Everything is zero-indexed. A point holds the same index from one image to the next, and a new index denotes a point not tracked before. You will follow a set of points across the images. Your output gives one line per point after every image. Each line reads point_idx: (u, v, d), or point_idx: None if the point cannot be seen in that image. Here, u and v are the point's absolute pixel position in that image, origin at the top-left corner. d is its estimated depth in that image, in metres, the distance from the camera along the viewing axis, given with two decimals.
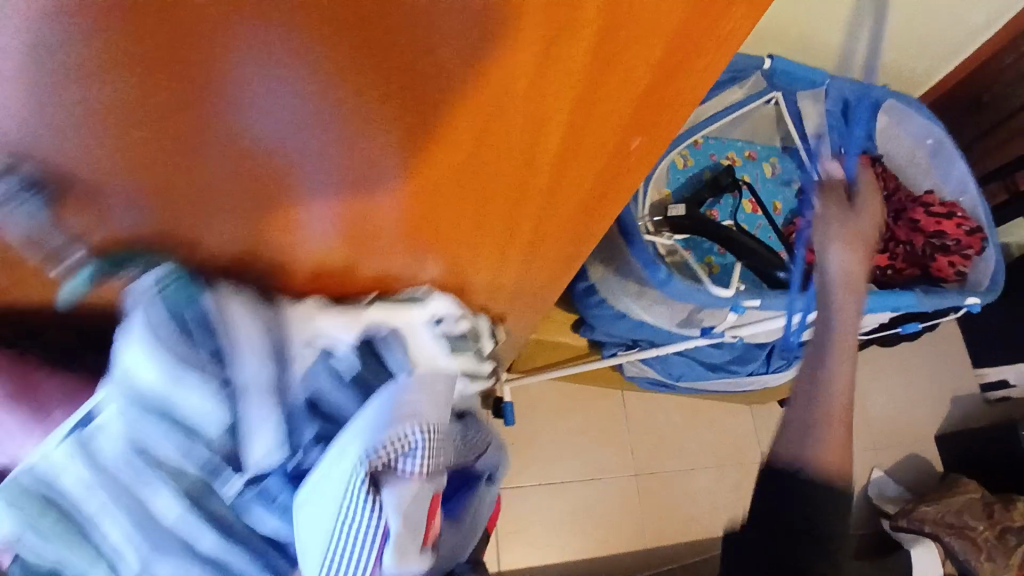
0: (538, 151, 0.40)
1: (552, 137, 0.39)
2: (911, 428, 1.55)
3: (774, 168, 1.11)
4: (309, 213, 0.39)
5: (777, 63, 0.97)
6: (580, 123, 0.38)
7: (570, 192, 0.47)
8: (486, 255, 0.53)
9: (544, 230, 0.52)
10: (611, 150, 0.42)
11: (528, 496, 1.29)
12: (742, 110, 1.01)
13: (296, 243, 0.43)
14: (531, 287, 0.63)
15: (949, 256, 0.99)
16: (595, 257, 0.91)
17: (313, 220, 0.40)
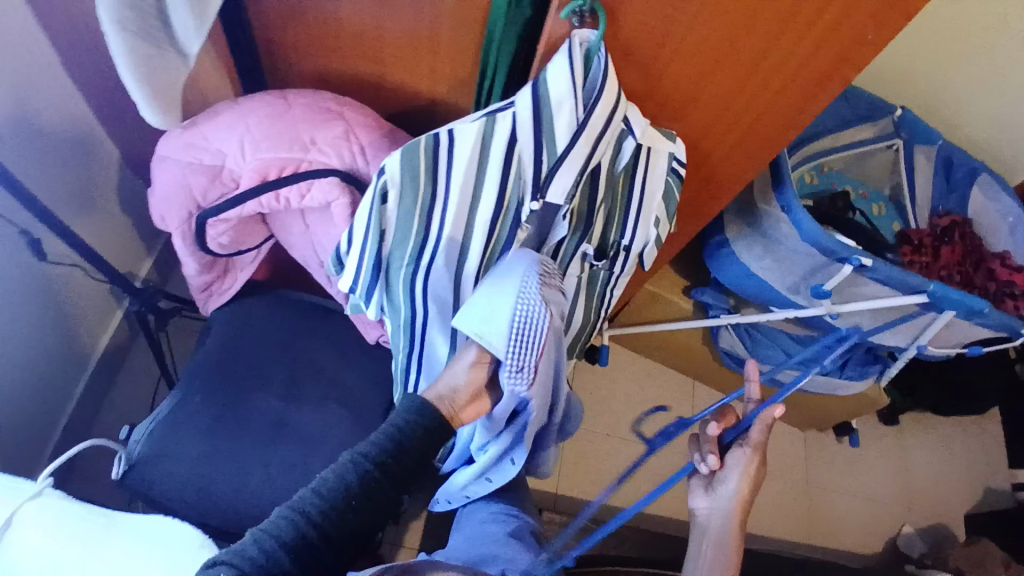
0: (803, 13, 0.63)
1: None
2: (945, 502, 1.56)
3: (879, 211, 1.29)
4: (659, 5, 0.63)
5: (907, 115, 1.23)
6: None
7: (805, 63, 0.69)
8: (727, 106, 0.76)
9: (769, 97, 0.74)
10: (843, 28, 0.65)
11: (595, 437, 1.46)
12: (867, 145, 1.25)
13: (638, 34, 0.67)
14: (733, 159, 0.85)
15: (1015, 300, 1.17)
16: (734, 216, 1.16)
17: (657, 16, 0.64)
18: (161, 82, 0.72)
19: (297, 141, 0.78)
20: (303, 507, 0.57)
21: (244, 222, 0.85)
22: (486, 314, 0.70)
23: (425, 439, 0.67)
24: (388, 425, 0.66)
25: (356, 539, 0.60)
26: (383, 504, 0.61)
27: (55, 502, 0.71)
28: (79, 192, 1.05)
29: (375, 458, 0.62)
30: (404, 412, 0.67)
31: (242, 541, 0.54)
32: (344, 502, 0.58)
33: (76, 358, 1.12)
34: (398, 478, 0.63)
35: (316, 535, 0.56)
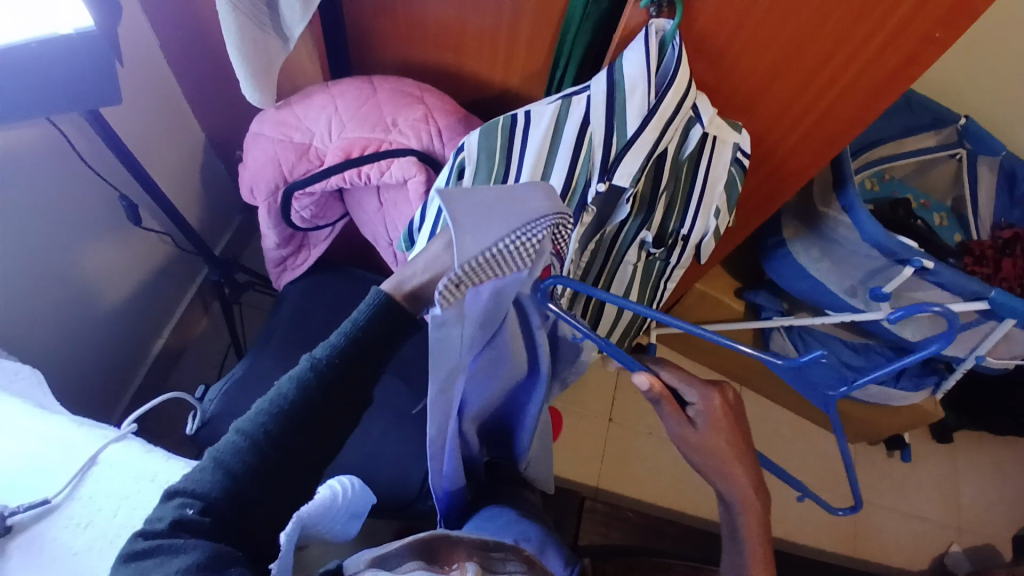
0: (872, 19, 0.66)
1: (886, 7, 0.65)
2: (997, 525, 1.52)
3: (942, 221, 1.27)
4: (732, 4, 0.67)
5: (972, 124, 1.21)
6: (908, 6, 0.64)
7: (872, 69, 0.72)
8: (791, 105, 0.79)
9: (833, 101, 0.77)
10: (912, 40, 0.67)
11: (636, 435, 1.48)
12: (930, 153, 1.24)
13: (709, 30, 0.71)
14: (794, 157, 0.87)
15: None
16: (793, 217, 1.18)
17: (729, 14, 0.68)
18: (262, 63, 0.79)
19: (381, 123, 0.85)
20: (254, 427, 0.55)
21: (325, 196, 0.91)
22: (485, 212, 0.56)
23: (388, 329, 0.59)
24: (348, 322, 0.58)
25: (312, 441, 0.57)
26: (335, 405, 0.57)
27: (139, 444, 0.76)
28: (171, 169, 1.15)
29: (327, 362, 0.57)
30: (361, 305, 0.59)
31: (203, 466, 0.55)
32: (290, 418, 0.55)
33: (154, 320, 1.21)
34: (350, 382, 0.58)
35: (263, 456, 0.54)
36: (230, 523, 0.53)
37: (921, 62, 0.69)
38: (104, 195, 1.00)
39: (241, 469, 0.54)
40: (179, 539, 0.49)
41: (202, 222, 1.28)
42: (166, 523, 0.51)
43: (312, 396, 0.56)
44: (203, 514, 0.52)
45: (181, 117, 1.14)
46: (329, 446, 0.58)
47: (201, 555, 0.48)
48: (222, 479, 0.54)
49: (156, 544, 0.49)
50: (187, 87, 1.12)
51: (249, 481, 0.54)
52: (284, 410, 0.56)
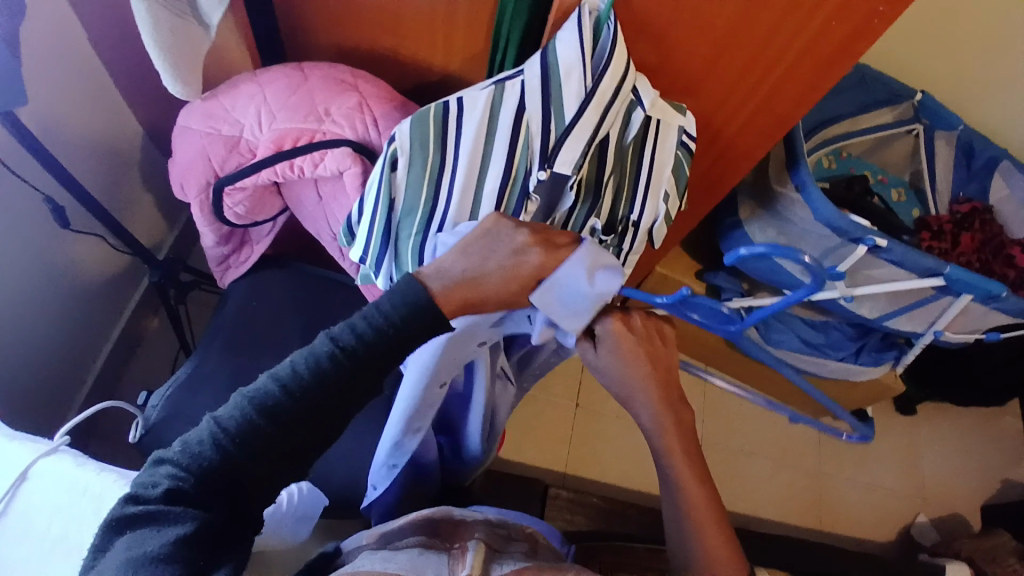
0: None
1: None
2: (960, 494, 1.54)
3: (899, 196, 1.29)
4: None
5: (927, 99, 1.21)
6: None
7: (817, 49, 0.69)
8: (736, 87, 0.77)
9: (780, 80, 0.75)
10: (852, 21, 0.65)
11: (604, 421, 1.47)
12: (888, 129, 1.23)
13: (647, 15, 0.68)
14: (744, 139, 0.85)
15: None
16: (747, 198, 1.16)
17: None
18: (184, 52, 0.74)
19: (312, 113, 0.80)
20: (260, 403, 0.50)
21: (260, 190, 0.86)
22: (569, 303, 0.63)
23: (418, 326, 0.55)
24: (375, 305, 0.55)
25: (320, 428, 0.52)
26: (351, 393, 0.53)
27: (71, 456, 0.71)
28: (105, 167, 1.08)
29: (349, 349, 0.53)
30: (390, 295, 0.56)
31: (197, 433, 0.50)
32: (302, 403, 0.51)
33: (99, 325, 1.16)
34: (371, 375, 0.54)
35: (262, 437, 0.49)
36: (218, 500, 0.49)
37: (868, 37, 0.67)
38: (27, 198, 0.93)
39: (238, 446, 0.49)
40: (176, 509, 0.47)
41: (144, 218, 1.22)
42: (159, 492, 0.47)
43: (328, 383, 0.52)
44: (196, 487, 0.48)
45: (115, 109, 1.08)
46: (334, 435, 0.54)
47: (190, 535, 0.46)
48: (215, 456, 0.48)
49: (150, 514, 0.47)
50: (117, 78, 1.06)
51: (246, 460, 0.49)
52: (296, 395, 0.51)
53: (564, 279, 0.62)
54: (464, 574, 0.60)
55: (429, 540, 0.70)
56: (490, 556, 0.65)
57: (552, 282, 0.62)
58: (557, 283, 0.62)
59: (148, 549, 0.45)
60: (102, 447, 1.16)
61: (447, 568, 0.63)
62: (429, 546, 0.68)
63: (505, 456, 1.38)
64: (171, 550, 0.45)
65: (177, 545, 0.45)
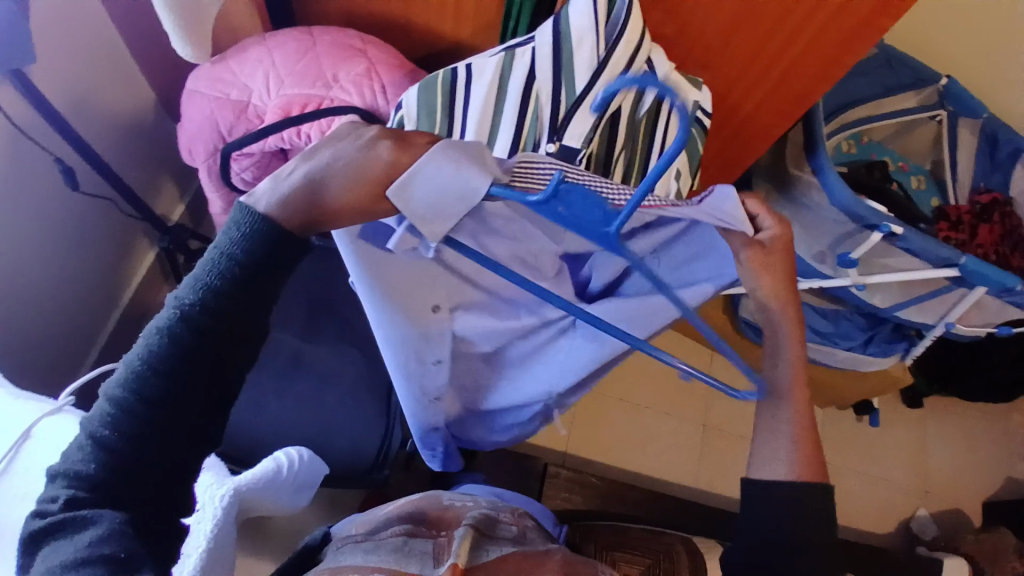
0: None
1: None
2: (963, 490, 1.54)
3: (919, 184, 1.28)
4: None
5: (953, 85, 1.16)
6: None
7: (837, 22, 0.68)
8: (753, 60, 0.75)
9: (798, 55, 0.73)
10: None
11: (607, 404, 1.46)
12: (909, 115, 1.20)
13: None
14: (760, 116, 0.84)
15: None
16: (762, 180, 1.14)
17: None
18: (191, 16, 0.73)
19: (320, 78, 0.79)
20: (122, 389, 0.47)
21: (267, 157, 0.85)
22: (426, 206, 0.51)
23: (270, 257, 0.49)
24: (217, 249, 0.49)
25: (197, 390, 0.48)
26: (215, 348, 0.49)
27: (74, 415, 0.72)
28: (116, 132, 1.08)
29: (194, 306, 0.47)
30: (227, 234, 0.48)
31: (79, 438, 0.48)
32: (169, 374, 0.47)
33: (108, 291, 1.17)
34: (235, 328, 0.49)
35: (141, 421, 0.47)
36: (123, 491, 0.47)
37: (891, 12, 0.66)
38: (38, 160, 0.93)
39: (120, 439, 0.47)
40: (82, 513, 0.45)
41: (154, 185, 1.22)
42: (58, 504, 0.46)
43: (189, 346, 0.47)
44: (93, 490, 0.46)
45: (127, 72, 1.07)
46: (222, 392, 0.50)
47: (100, 531, 0.44)
48: (103, 454, 0.47)
49: (53, 526, 0.45)
50: (128, 42, 1.05)
51: (136, 449, 0.47)
52: (155, 370, 0.47)
53: (422, 185, 0.49)
54: (448, 560, 0.61)
55: (414, 528, 0.70)
56: (477, 543, 0.66)
57: (419, 174, 0.49)
58: (422, 171, 0.49)
59: (66, 556, 0.44)
60: None
61: (432, 556, 0.63)
62: (414, 533, 0.68)
63: None
64: (89, 553, 0.43)
65: (96, 543, 0.44)
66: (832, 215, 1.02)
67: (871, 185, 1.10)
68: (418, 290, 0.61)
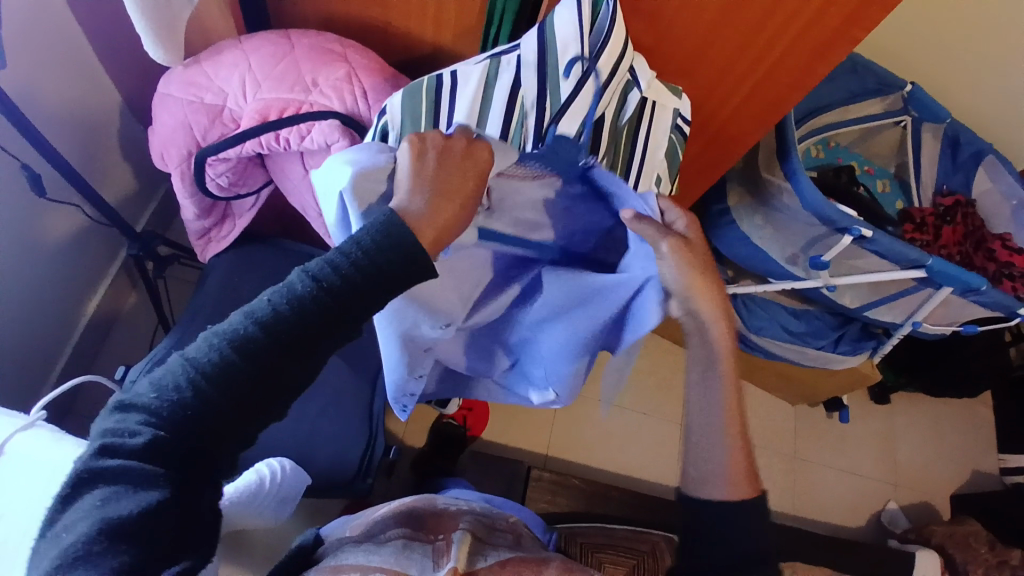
0: None
1: None
2: (932, 483, 1.58)
3: (884, 187, 1.32)
4: None
5: (916, 90, 1.20)
6: None
7: (810, 36, 0.70)
8: (731, 69, 0.77)
9: (773, 65, 0.75)
10: (845, 11, 0.67)
11: (587, 406, 1.46)
12: (876, 120, 1.24)
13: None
14: (738, 122, 0.86)
15: (1013, 281, 1.16)
16: (736, 185, 1.17)
17: None
18: (165, 17, 0.71)
19: (300, 82, 0.78)
20: (223, 346, 0.45)
21: (244, 162, 0.85)
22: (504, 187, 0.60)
23: (397, 266, 0.48)
24: (353, 240, 0.47)
25: (285, 373, 0.46)
26: (320, 338, 0.46)
27: (48, 431, 0.69)
28: (83, 137, 1.05)
29: (320, 291, 0.46)
30: (369, 231, 0.47)
31: (172, 366, 0.45)
32: (278, 351, 0.45)
33: (76, 299, 1.13)
34: (345, 323, 0.47)
35: (230, 383, 0.44)
36: (186, 451, 0.45)
37: (865, 23, 0.67)
38: (2, 166, 0.90)
39: (208, 398, 0.44)
40: (150, 464, 0.44)
41: (122, 190, 1.18)
42: (126, 440, 0.44)
43: (303, 329, 0.45)
44: (164, 437, 0.44)
45: (95, 75, 1.04)
46: (304, 378, 0.48)
47: (155, 496, 0.43)
48: (189, 404, 0.44)
49: (121, 462, 0.43)
50: (96, 44, 1.02)
51: (212, 413, 0.45)
52: (269, 335, 0.45)
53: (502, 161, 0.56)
54: (449, 566, 0.63)
55: (412, 532, 0.72)
56: (473, 551, 0.67)
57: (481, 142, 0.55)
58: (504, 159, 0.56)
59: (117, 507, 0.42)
60: (81, 426, 1.13)
61: (430, 560, 0.64)
62: (412, 538, 0.69)
63: (488, 438, 1.37)
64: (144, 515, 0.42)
65: (150, 509, 0.43)
66: (805, 217, 1.04)
67: (839, 189, 1.13)
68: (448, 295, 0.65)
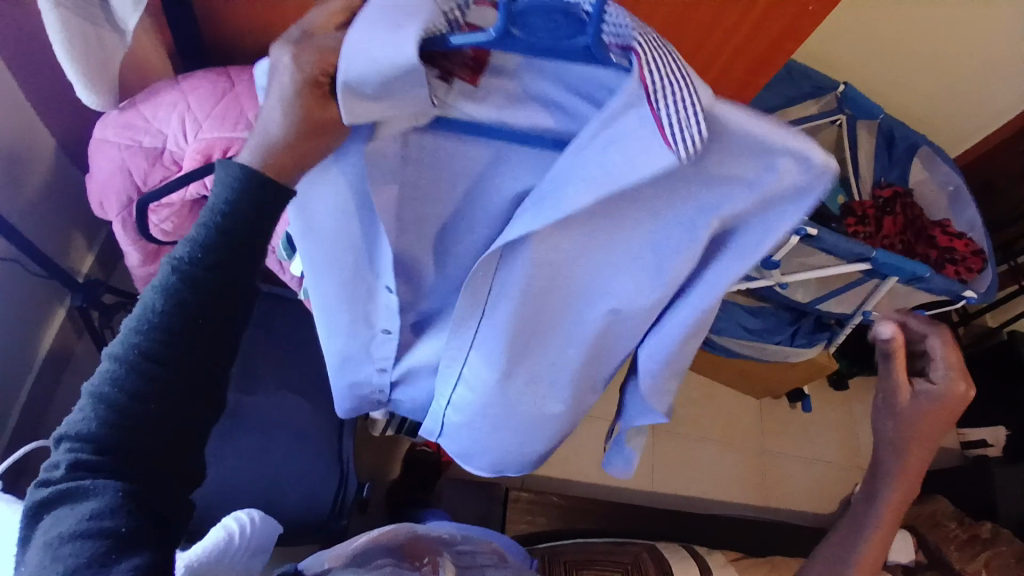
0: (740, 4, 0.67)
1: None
2: None
3: (827, 185, 1.32)
4: None
5: (850, 90, 1.26)
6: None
7: (749, 51, 0.73)
8: None
9: (717, 80, 0.78)
10: (777, 28, 0.70)
11: None
12: (815, 121, 1.28)
13: None
14: None
15: (955, 266, 1.21)
16: None
17: None
18: (94, 60, 0.68)
19: (242, 119, 0.76)
20: (124, 353, 0.45)
21: (189, 205, 0.82)
22: (370, 64, 0.42)
23: (254, 216, 0.46)
24: (206, 210, 0.46)
25: (188, 354, 0.46)
26: (208, 309, 0.46)
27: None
28: (14, 186, 0.99)
29: (188, 269, 0.45)
30: (215, 195, 0.46)
31: (82, 399, 0.47)
32: (167, 338, 0.46)
33: (18, 356, 1.07)
34: (225, 289, 0.47)
35: (139, 384, 0.45)
36: (126, 456, 0.46)
37: (798, 35, 0.71)
38: None
39: (121, 403, 0.45)
40: (86, 482, 0.44)
41: (59, 239, 1.12)
42: (63, 469, 0.45)
43: (184, 312, 0.46)
44: (98, 453, 0.45)
45: (26, 120, 0.99)
46: (214, 355, 0.48)
47: (98, 502, 0.44)
48: (104, 418, 0.45)
49: (61, 492, 0.45)
50: (26, 89, 0.97)
51: (130, 418, 0.45)
52: (154, 330, 0.45)
53: (378, 48, 0.42)
54: None
55: (399, 561, 0.71)
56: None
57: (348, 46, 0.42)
58: (358, 72, 0.43)
59: (69, 522, 0.44)
60: (31, 490, 1.06)
61: None
62: (400, 565, 0.69)
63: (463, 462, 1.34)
64: (90, 522, 0.43)
65: (97, 515, 0.43)
66: None
67: None
68: (348, 262, 0.61)
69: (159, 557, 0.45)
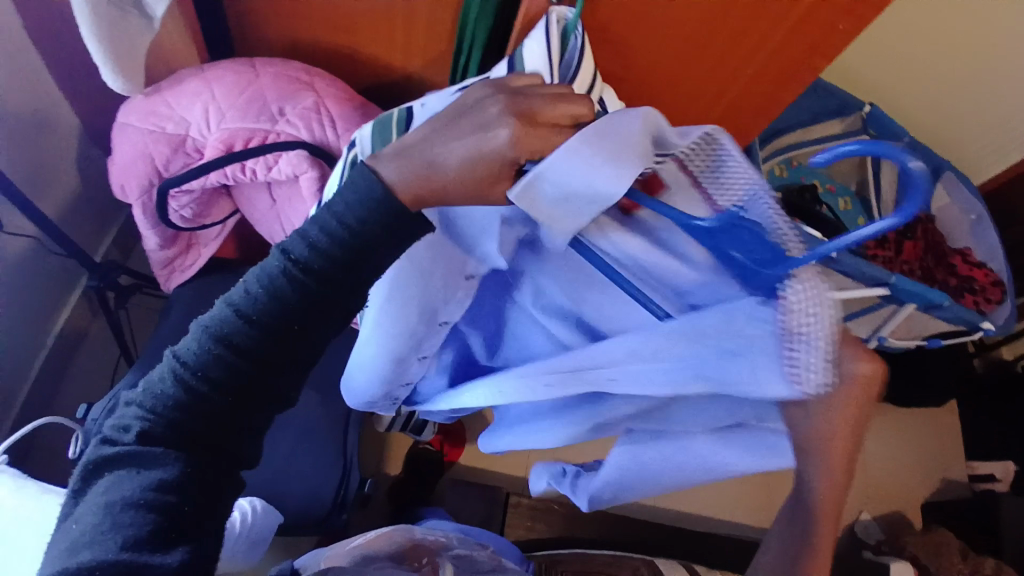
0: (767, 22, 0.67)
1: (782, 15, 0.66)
2: (904, 492, 1.61)
3: (846, 206, 1.35)
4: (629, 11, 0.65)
5: (875, 111, 1.27)
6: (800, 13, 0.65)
7: (774, 67, 0.73)
8: (701, 99, 0.79)
9: (741, 93, 0.78)
10: (803, 46, 0.70)
11: None
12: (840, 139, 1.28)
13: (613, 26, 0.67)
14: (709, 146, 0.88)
15: (974, 296, 1.21)
16: None
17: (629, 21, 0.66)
18: (121, 46, 0.68)
19: (265, 111, 0.77)
20: (214, 333, 0.46)
21: (208, 193, 0.82)
22: (577, 168, 0.44)
23: (377, 232, 0.46)
24: (328, 213, 0.46)
25: (271, 354, 0.47)
26: (304, 315, 0.47)
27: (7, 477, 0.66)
28: (38, 166, 1.01)
29: (297, 269, 0.46)
30: (347, 198, 0.46)
31: (164, 365, 0.48)
32: (258, 333, 0.46)
33: (32, 334, 1.08)
34: (326, 300, 0.47)
35: (222, 369, 0.46)
36: (193, 437, 0.47)
37: (824, 53, 0.70)
38: None
39: (200, 385, 0.46)
40: (154, 449, 0.46)
41: (79, 219, 1.14)
42: (133, 433, 0.47)
43: (279, 310, 0.46)
44: (167, 426, 0.47)
45: (53, 102, 1.00)
46: (298, 358, 0.48)
47: (160, 479, 0.45)
48: (180, 394, 0.46)
49: (129, 453, 0.46)
50: (55, 72, 0.99)
51: (203, 404, 0.46)
52: (247, 322, 0.46)
53: (607, 153, 0.43)
54: None
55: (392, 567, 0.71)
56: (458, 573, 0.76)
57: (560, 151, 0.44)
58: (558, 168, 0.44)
59: (129, 488, 0.46)
60: (37, 467, 1.07)
61: None
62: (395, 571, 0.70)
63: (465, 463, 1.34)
64: (152, 494, 0.45)
65: (157, 489, 0.45)
66: None
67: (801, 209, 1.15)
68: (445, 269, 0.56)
69: (203, 548, 0.47)
